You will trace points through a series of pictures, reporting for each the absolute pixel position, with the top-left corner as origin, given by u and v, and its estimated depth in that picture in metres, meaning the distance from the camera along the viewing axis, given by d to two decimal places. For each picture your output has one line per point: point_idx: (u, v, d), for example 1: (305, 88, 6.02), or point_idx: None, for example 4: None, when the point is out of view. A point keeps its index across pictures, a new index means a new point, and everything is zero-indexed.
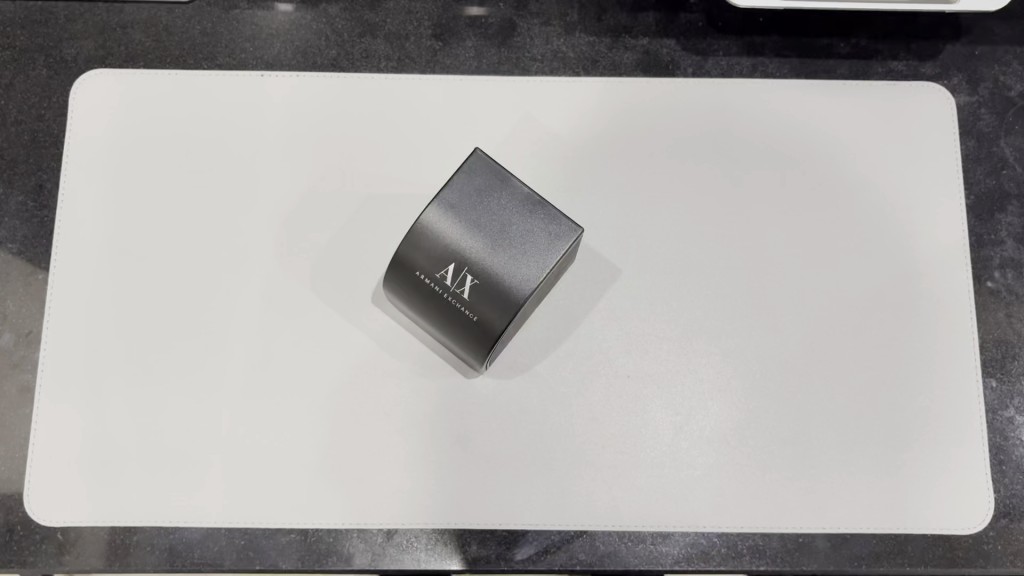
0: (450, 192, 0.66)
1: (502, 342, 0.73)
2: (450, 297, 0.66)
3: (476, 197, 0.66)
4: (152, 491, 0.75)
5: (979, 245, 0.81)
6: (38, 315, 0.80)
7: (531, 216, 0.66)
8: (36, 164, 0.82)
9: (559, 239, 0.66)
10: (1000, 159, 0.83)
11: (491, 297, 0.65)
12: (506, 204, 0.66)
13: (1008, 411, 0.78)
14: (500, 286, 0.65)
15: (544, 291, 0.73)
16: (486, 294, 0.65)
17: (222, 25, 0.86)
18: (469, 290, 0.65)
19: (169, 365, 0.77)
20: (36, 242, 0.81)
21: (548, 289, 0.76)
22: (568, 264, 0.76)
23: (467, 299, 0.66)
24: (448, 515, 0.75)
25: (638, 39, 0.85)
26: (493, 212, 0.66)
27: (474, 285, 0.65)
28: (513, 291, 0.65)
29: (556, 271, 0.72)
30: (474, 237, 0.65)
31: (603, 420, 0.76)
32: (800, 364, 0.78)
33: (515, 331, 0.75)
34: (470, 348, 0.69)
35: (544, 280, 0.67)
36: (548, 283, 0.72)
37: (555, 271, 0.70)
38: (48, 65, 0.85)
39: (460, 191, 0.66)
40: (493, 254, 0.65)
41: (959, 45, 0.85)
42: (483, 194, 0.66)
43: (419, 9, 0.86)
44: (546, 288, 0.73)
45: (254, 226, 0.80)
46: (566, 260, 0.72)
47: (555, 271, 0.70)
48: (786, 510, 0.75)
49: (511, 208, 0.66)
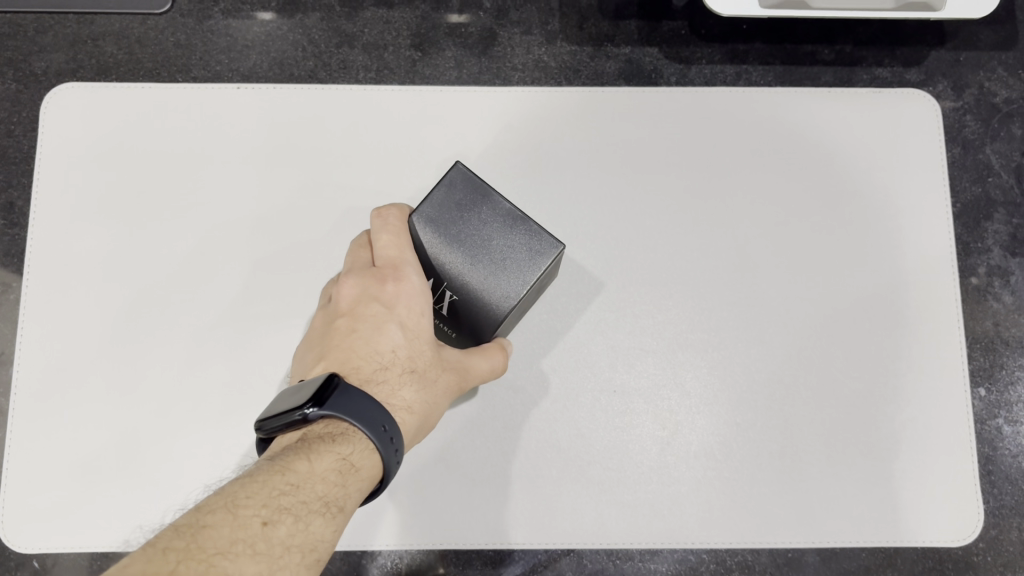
0: (429, 207, 0.63)
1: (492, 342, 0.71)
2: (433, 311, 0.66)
3: (456, 213, 0.63)
4: (127, 516, 0.73)
5: (965, 253, 0.82)
6: (9, 336, 0.79)
7: (513, 231, 0.62)
8: (7, 180, 0.82)
9: (540, 256, 0.62)
10: (986, 166, 0.84)
11: (474, 310, 0.64)
12: (487, 219, 0.63)
13: (996, 421, 0.79)
14: (481, 301, 0.63)
15: (535, 296, 0.70)
16: (468, 307, 0.64)
17: (197, 36, 0.86)
18: (452, 302, 0.64)
19: (144, 385, 0.75)
20: (8, 259, 0.81)
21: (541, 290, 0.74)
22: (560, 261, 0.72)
23: (450, 308, 0.65)
24: (432, 534, 0.74)
25: (620, 48, 0.86)
26: (474, 227, 0.62)
27: (456, 298, 0.64)
28: (492, 310, 0.63)
29: (546, 278, 0.69)
30: (455, 250, 0.63)
31: (589, 436, 0.75)
32: (788, 376, 0.77)
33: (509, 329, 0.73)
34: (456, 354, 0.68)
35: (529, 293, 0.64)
36: (539, 289, 0.69)
37: (542, 280, 0.67)
38: (17, 80, 0.84)
39: (439, 207, 0.63)
40: (472, 269, 0.62)
41: (943, 51, 0.86)
42: (464, 209, 0.63)
43: (397, 19, 0.86)
44: (538, 291, 0.70)
45: (229, 241, 0.78)
46: (555, 266, 0.69)
47: (542, 280, 0.67)
48: (774, 525, 0.74)
49: (493, 223, 0.63)
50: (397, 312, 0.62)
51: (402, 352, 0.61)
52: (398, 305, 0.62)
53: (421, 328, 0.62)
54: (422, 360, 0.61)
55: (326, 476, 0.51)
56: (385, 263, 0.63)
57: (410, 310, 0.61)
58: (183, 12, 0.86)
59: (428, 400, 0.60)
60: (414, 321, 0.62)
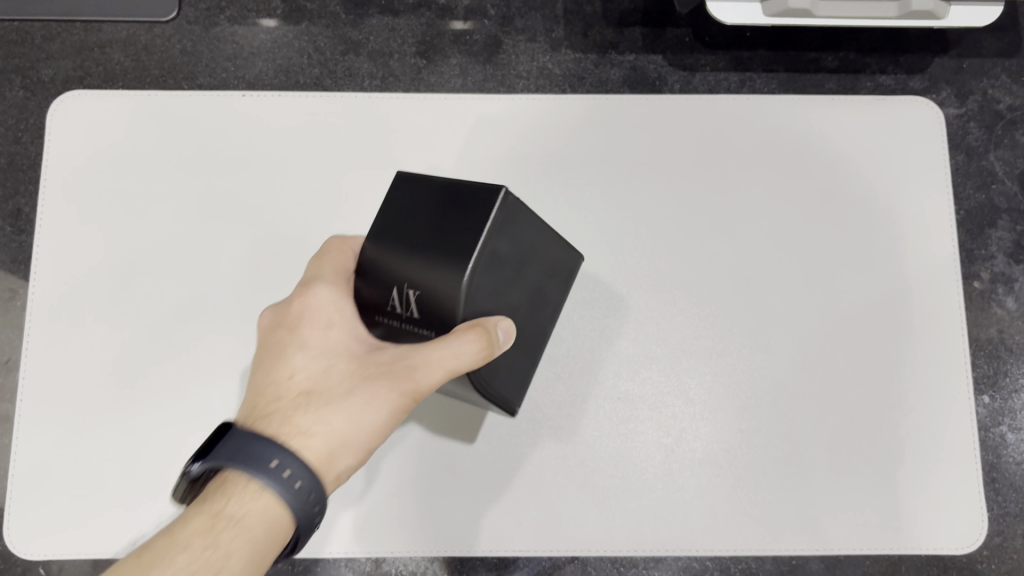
0: (374, 224, 0.53)
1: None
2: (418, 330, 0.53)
3: (403, 217, 0.52)
4: (132, 522, 0.73)
5: (969, 260, 0.82)
6: (16, 342, 0.80)
7: (453, 200, 0.51)
8: (14, 187, 0.83)
9: (482, 210, 0.50)
10: (990, 173, 0.84)
11: (435, 307, 0.51)
12: (437, 209, 0.52)
13: (1000, 428, 0.79)
14: (437, 290, 0.50)
15: (532, 292, 0.59)
16: (430, 306, 0.51)
17: (202, 44, 0.86)
18: (416, 305, 0.52)
19: (148, 391, 0.76)
20: (15, 265, 0.81)
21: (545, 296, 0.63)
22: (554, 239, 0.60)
23: (418, 318, 0.52)
24: (437, 541, 0.74)
25: (625, 55, 0.86)
26: (411, 214, 0.52)
27: (419, 300, 0.52)
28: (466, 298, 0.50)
29: (528, 252, 0.56)
30: (397, 247, 0.52)
31: (593, 443, 0.76)
32: (792, 383, 0.77)
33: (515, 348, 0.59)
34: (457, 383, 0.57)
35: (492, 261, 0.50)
36: (528, 272, 0.57)
37: (514, 253, 0.54)
38: (25, 87, 0.85)
39: (386, 219, 0.53)
40: (416, 257, 0.51)
41: (947, 58, 0.87)
42: (410, 211, 0.52)
43: (402, 27, 0.87)
44: (530, 284, 0.56)
45: (234, 248, 0.79)
46: (535, 239, 0.57)
47: (516, 253, 0.54)
48: (777, 532, 0.75)
49: (432, 203, 0.52)
50: (301, 335, 0.55)
51: (306, 376, 0.54)
52: (303, 326, 0.56)
53: (328, 345, 0.54)
54: (328, 381, 0.54)
55: (191, 541, 0.48)
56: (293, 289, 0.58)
57: (313, 331, 0.55)
58: (190, 19, 0.87)
59: (341, 420, 0.52)
60: (319, 339, 0.55)
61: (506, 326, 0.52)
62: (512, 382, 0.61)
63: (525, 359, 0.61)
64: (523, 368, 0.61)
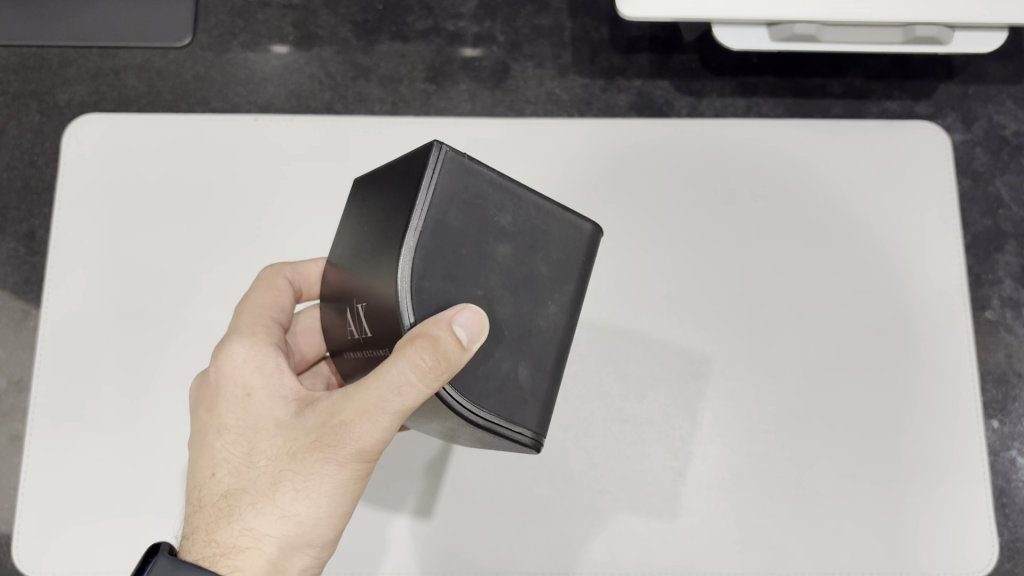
0: (340, 246, 0.50)
1: (487, 373, 0.44)
2: (374, 349, 0.46)
3: (357, 225, 0.48)
4: (139, 542, 0.73)
5: (977, 285, 0.83)
6: (28, 362, 0.81)
7: (394, 176, 0.45)
8: (28, 211, 0.84)
9: (416, 176, 0.43)
10: (996, 198, 0.85)
11: (381, 311, 0.43)
12: (383, 193, 0.46)
13: (1010, 452, 0.80)
14: (373, 290, 0.44)
15: (517, 275, 0.44)
16: (379, 315, 0.44)
17: (215, 69, 0.88)
18: (366, 320, 0.45)
19: (155, 409, 0.76)
20: (29, 286, 0.83)
21: (540, 279, 0.45)
22: (546, 209, 0.45)
23: (371, 337, 0.45)
24: (443, 563, 0.73)
25: (632, 80, 0.88)
26: (363, 223, 0.47)
27: (367, 314, 0.45)
28: (393, 283, 0.42)
29: (503, 223, 0.44)
30: (354, 258, 0.47)
31: (602, 466, 0.75)
32: (800, 407, 0.77)
33: (516, 357, 0.45)
34: (439, 409, 0.45)
35: (435, 230, 0.42)
36: (508, 249, 0.44)
37: (477, 226, 0.43)
38: (41, 111, 0.87)
39: (346, 237, 0.50)
40: (365, 262, 0.45)
41: (952, 85, 0.88)
42: (361, 217, 0.48)
43: (412, 53, 0.89)
44: (513, 265, 0.44)
45: (242, 269, 0.79)
46: (504, 200, 0.44)
47: (481, 226, 0.43)
48: (788, 557, 0.74)
49: (373, 206, 0.46)
50: (220, 418, 0.52)
51: (229, 469, 0.51)
52: (220, 409, 0.53)
53: (246, 425, 0.51)
54: (251, 472, 0.50)
55: None
56: (212, 356, 0.55)
57: (230, 410, 0.52)
58: (203, 45, 0.89)
59: (276, 516, 0.49)
60: (238, 419, 0.52)
61: (468, 316, 0.41)
62: (514, 401, 0.44)
63: (541, 375, 0.45)
64: (535, 384, 0.45)
